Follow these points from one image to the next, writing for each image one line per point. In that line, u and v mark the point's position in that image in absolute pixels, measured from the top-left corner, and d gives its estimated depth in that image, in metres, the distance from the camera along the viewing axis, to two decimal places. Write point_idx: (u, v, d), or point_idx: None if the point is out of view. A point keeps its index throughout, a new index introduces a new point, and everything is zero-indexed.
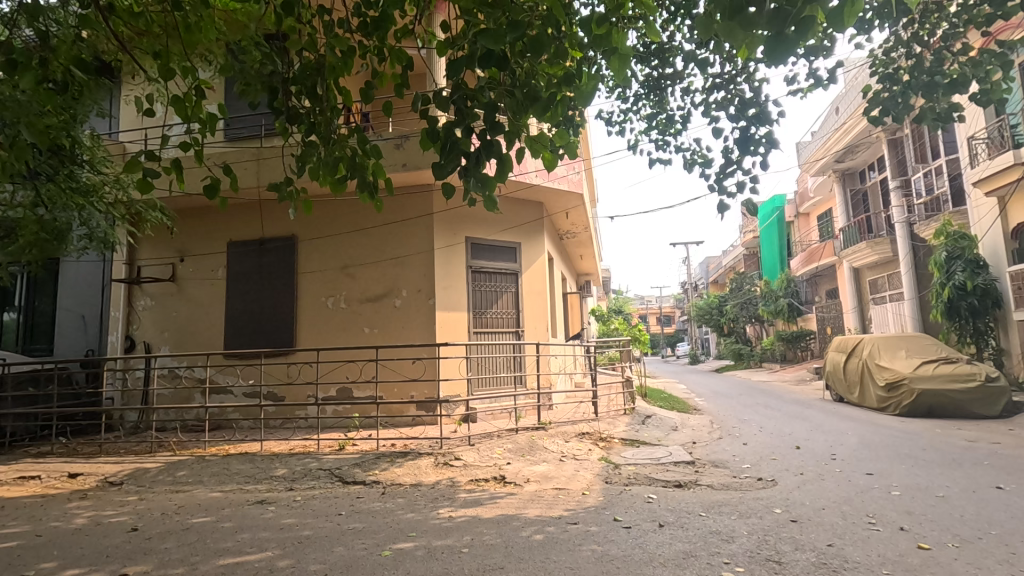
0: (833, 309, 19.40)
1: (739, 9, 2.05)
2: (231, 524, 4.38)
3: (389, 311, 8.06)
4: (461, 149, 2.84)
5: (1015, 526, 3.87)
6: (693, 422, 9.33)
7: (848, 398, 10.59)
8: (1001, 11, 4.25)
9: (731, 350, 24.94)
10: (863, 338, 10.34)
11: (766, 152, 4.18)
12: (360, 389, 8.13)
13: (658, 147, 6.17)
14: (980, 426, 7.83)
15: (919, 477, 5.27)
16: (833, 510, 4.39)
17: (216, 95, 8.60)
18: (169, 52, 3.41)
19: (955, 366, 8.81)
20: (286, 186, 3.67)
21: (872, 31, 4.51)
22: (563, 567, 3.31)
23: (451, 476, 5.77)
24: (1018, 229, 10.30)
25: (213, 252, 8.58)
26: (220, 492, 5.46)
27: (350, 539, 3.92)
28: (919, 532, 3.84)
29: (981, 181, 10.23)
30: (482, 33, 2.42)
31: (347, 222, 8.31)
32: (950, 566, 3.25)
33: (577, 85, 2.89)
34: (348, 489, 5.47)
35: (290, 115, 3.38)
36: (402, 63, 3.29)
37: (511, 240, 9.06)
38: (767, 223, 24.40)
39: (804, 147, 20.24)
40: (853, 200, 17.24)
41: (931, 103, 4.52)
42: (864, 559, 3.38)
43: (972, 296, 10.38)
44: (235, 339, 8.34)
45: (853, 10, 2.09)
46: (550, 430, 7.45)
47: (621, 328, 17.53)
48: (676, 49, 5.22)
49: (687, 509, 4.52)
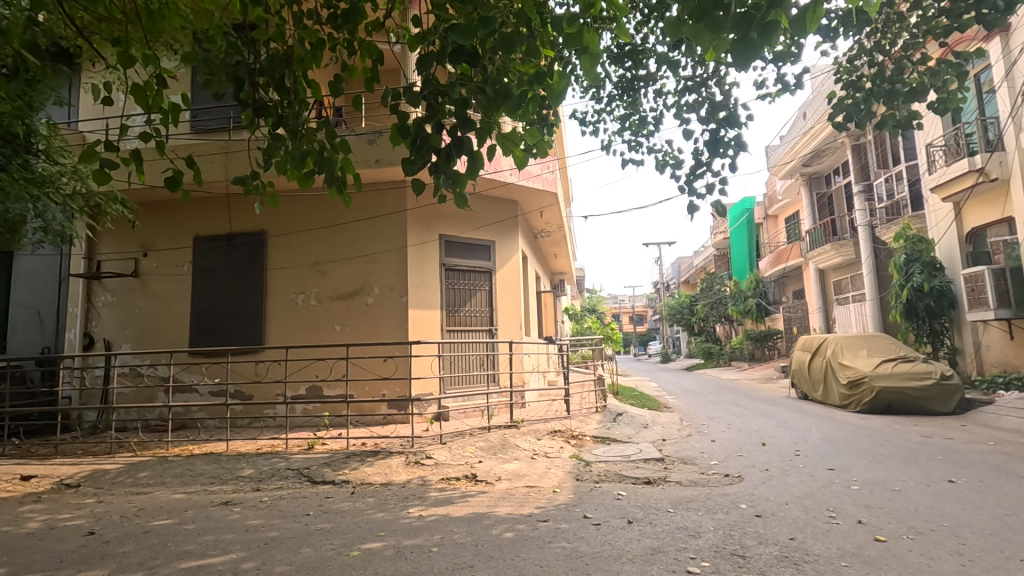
0: (799, 310, 19.94)
1: (706, 11, 2.07)
2: (194, 526, 4.27)
3: (361, 308, 7.96)
4: (431, 145, 2.83)
5: (965, 518, 4.04)
6: (663, 419, 9.47)
7: (812, 395, 10.90)
8: (958, 23, 4.40)
9: (701, 349, 25.37)
10: (827, 338, 10.64)
11: (734, 154, 4.33)
12: (330, 388, 8.03)
13: (631, 148, 6.25)
14: (935, 422, 8.15)
15: (877, 472, 5.46)
16: (795, 504, 4.52)
17: (180, 86, 8.33)
18: (129, 39, 3.28)
19: (912, 365, 9.12)
20: (251, 180, 3.56)
21: (837, 39, 4.66)
22: (533, 565, 3.32)
23: (422, 475, 5.74)
24: (972, 234, 10.72)
25: (178, 246, 8.33)
26: (183, 494, 5.30)
27: (318, 539, 3.86)
28: (876, 524, 3.97)
29: (939, 187, 10.61)
30: (453, 29, 2.39)
31: (318, 217, 8.18)
32: (905, 557, 3.37)
33: (549, 84, 2.90)
34: (317, 489, 5.39)
35: (257, 107, 3.29)
36: (372, 57, 3.22)
37: (485, 238, 9.04)
38: (737, 225, 24.97)
39: (772, 150, 20.75)
40: (818, 204, 17.71)
41: (892, 110, 4.68)
42: (824, 552, 3.48)
43: (929, 298, 10.77)
44: (201, 335, 8.13)
45: (815, 16, 2.13)
46: (522, 428, 7.46)
47: (594, 327, 17.65)
48: (649, 52, 5.29)
49: (656, 506, 4.59)
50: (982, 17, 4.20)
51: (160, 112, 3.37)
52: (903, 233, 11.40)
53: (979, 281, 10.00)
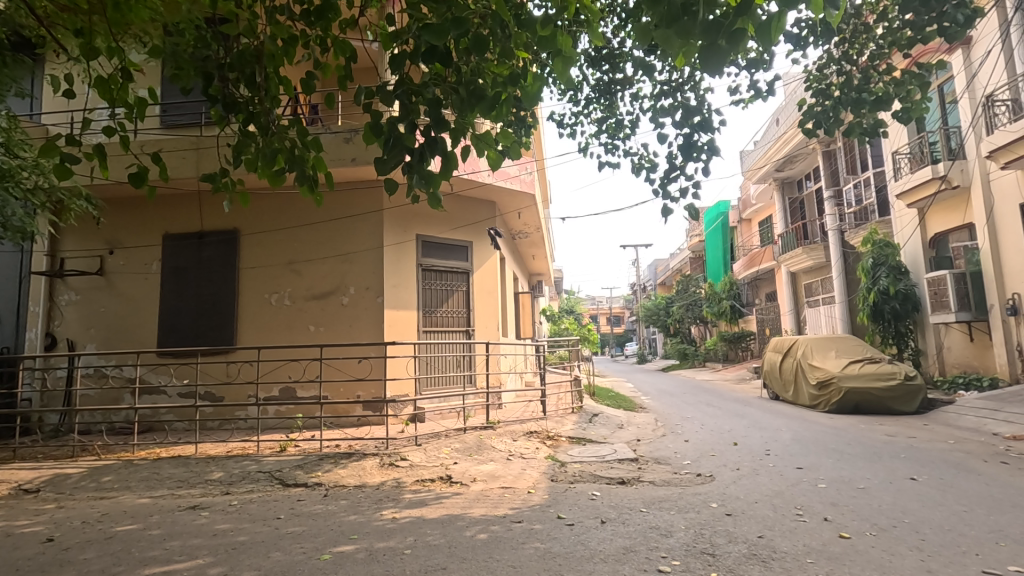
0: (771, 312, 20.37)
1: (676, 17, 2.11)
2: (159, 531, 4.16)
3: (336, 309, 7.87)
4: (405, 145, 2.82)
5: (925, 514, 4.18)
6: (638, 420, 9.58)
7: (782, 396, 11.15)
8: (921, 35, 4.56)
9: (676, 350, 25.75)
10: (798, 339, 10.88)
11: (708, 159, 4.49)
12: (304, 389, 7.92)
13: (607, 151, 6.34)
14: (899, 421, 8.40)
15: (843, 470, 5.60)
16: (765, 503, 4.61)
17: (147, 79, 8.09)
18: (93, 30, 3.18)
19: (878, 365, 9.40)
20: (221, 176, 3.48)
21: (807, 47, 4.79)
22: (506, 566, 3.32)
23: (396, 476, 5.70)
24: (935, 239, 11.09)
25: (146, 244, 8.11)
26: (149, 498, 5.15)
27: (288, 543, 3.80)
28: (841, 522, 4.07)
29: (905, 193, 10.95)
30: (425, 29, 2.38)
31: (292, 216, 8.05)
32: (868, 553, 3.46)
33: (524, 86, 2.91)
34: (288, 491, 5.30)
35: (226, 103, 3.21)
36: (345, 55, 3.17)
37: (462, 239, 9.02)
38: (712, 228, 25.39)
39: (746, 155, 21.16)
40: (790, 208, 18.12)
41: (859, 118, 4.84)
42: (791, 549, 3.56)
43: (894, 301, 11.09)
44: (170, 335, 7.93)
45: (780, 25, 2.17)
46: (498, 429, 7.47)
47: (571, 328, 17.74)
48: (626, 56, 5.35)
49: (629, 505, 4.63)
50: (944, 30, 4.35)
51: (126, 107, 3.27)
52: (871, 238, 11.77)
53: (941, 285, 10.32)
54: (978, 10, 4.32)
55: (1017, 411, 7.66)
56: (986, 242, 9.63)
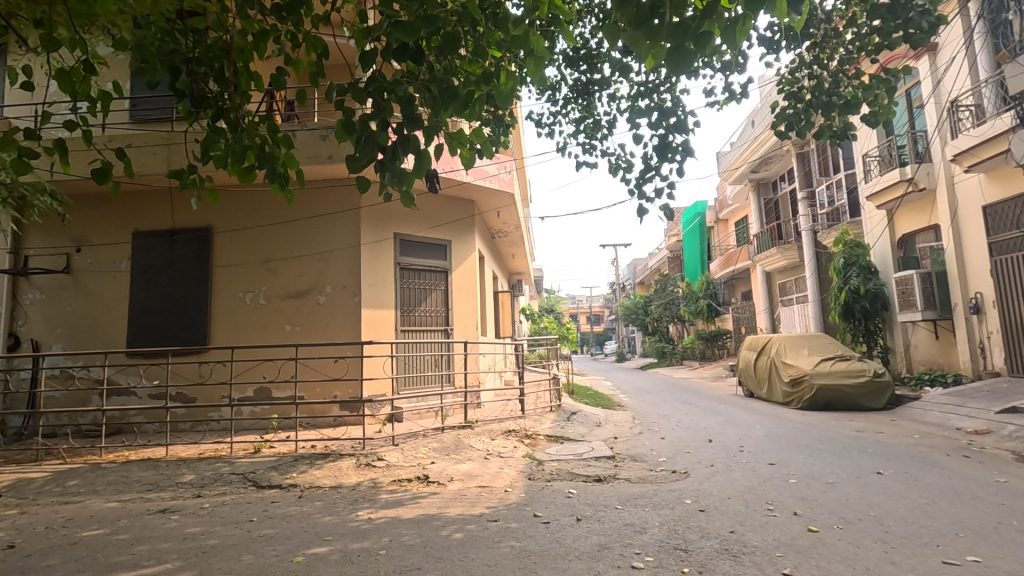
0: (747, 310, 20.71)
1: (644, 19, 2.14)
2: (127, 536, 4.06)
3: (312, 308, 7.77)
4: (377, 142, 2.79)
5: (890, 507, 4.30)
6: (616, 418, 9.65)
7: (757, 393, 11.35)
8: (887, 41, 4.68)
9: (654, 349, 26.01)
10: (772, 338, 11.08)
11: (683, 160, 4.58)
12: (279, 389, 7.81)
13: (584, 151, 6.39)
14: (868, 417, 8.62)
15: (814, 466, 5.73)
16: (737, 498, 4.69)
17: (114, 73, 7.88)
18: (53, 20, 3.08)
19: (848, 363, 9.65)
20: (189, 173, 3.42)
21: (780, 51, 4.88)
22: (481, 565, 3.32)
23: (373, 476, 5.66)
24: (903, 239, 11.41)
25: (115, 242, 7.91)
26: (117, 502, 5.02)
27: (260, 546, 3.74)
28: (810, 516, 4.17)
29: (874, 195, 11.24)
30: (397, 25, 2.38)
31: (267, 213, 7.92)
32: (834, 546, 3.55)
33: (497, 84, 2.92)
34: (262, 493, 5.21)
35: (195, 98, 3.15)
36: (317, 51, 3.12)
37: (440, 237, 8.99)
38: (690, 228, 25.71)
39: (723, 156, 21.45)
40: (765, 208, 18.45)
41: (829, 121, 4.95)
42: (761, 543, 3.62)
43: (865, 300, 11.37)
44: (140, 335, 7.74)
45: (744, 28, 2.20)
46: (476, 428, 7.45)
47: (551, 327, 17.78)
48: (604, 57, 5.39)
49: (604, 503, 4.67)
50: (909, 36, 4.46)
51: (88, 101, 3.19)
52: (842, 239, 12.05)
53: (908, 285, 10.61)
54: (941, 17, 4.43)
55: (978, 406, 7.92)
56: (951, 243, 9.91)
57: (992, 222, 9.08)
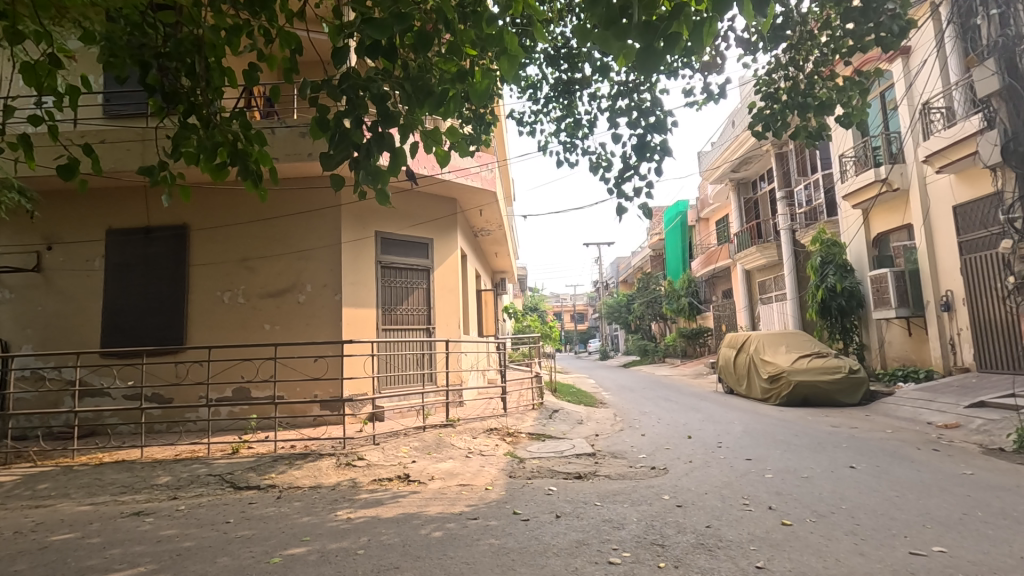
0: (727, 309, 20.98)
1: (613, 20, 2.15)
2: (99, 540, 3.99)
3: (292, 306, 7.69)
4: (351, 140, 2.77)
5: (861, 501, 4.39)
6: (598, 415, 9.71)
7: (736, 390, 11.52)
8: (860, 44, 4.77)
9: (637, 346, 26.24)
10: (751, 335, 11.24)
11: (661, 160, 4.63)
12: (258, 389, 7.72)
13: (565, 150, 6.42)
14: (844, 413, 8.81)
15: (789, 461, 5.83)
16: (714, 494, 4.76)
17: (84, 67, 7.70)
18: (16, 12, 3.00)
19: (825, 360, 9.84)
20: (159, 170, 3.37)
21: (757, 52, 4.96)
22: (460, 563, 3.32)
23: (353, 476, 5.62)
24: (878, 238, 11.66)
25: (88, 240, 7.73)
26: (90, 505, 4.92)
27: (236, 547, 3.71)
28: (784, 510, 4.24)
29: (850, 194, 11.47)
30: (368, 23, 2.37)
31: (246, 210, 7.82)
32: (806, 539, 3.62)
33: (472, 83, 2.93)
34: (240, 494, 5.15)
35: (166, 94, 3.09)
36: (290, 47, 3.08)
37: (422, 235, 8.97)
38: (671, 226, 25.95)
39: (704, 155, 21.67)
40: (745, 208, 18.70)
41: (804, 122, 5.03)
42: (736, 537, 3.68)
43: (841, 298, 11.59)
44: (114, 335, 7.59)
45: (710, 30, 2.23)
46: (458, 427, 7.46)
47: (534, 325, 17.80)
48: (585, 57, 5.41)
49: (583, 499, 4.70)
50: (880, 40, 4.55)
51: (53, 95, 3.11)
52: (819, 238, 12.25)
53: (883, 283, 10.83)
54: (911, 21, 4.52)
55: (948, 400, 8.13)
56: (923, 242, 10.15)
57: (962, 222, 9.30)
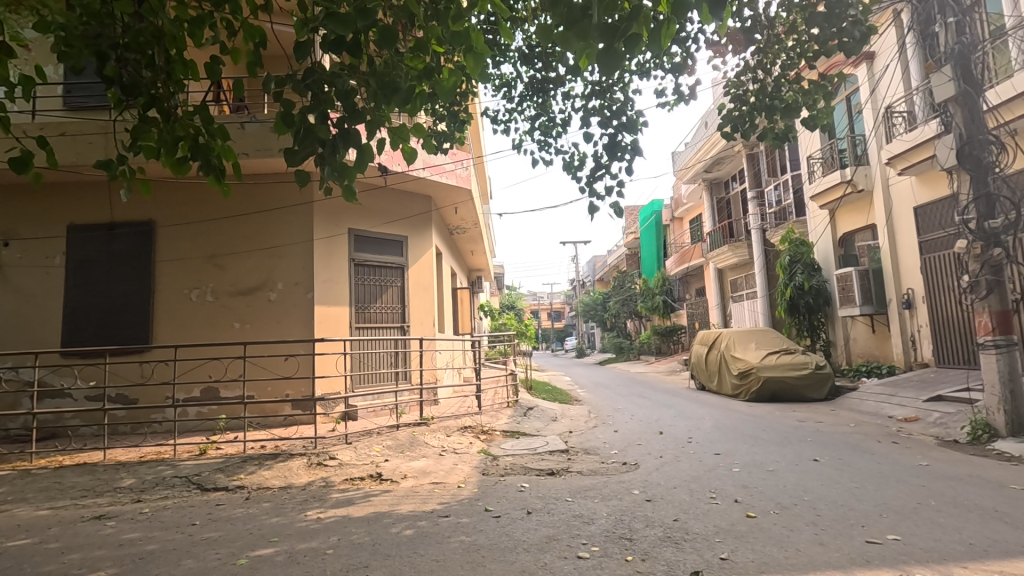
0: (700, 307, 21.33)
1: (577, 19, 2.18)
2: (57, 545, 3.87)
3: (263, 304, 7.57)
4: (316, 136, 2.74)
5: (823, 492, 4.52)
6: (573, 412, 9.79)
7: (708, 386, 11.73)
8: (824, 48, 4.90)
9: (613, 344, 26.52)
10: (722, 332, 11.46)
11: (631, 159, 4.69)
12: (227, 389, 7.59)
13: (539, 149, 6.45)
14: (810, 408, 9.04)
15: (756, 455, 5.97)
16: (682, 488, 4.85)
17: (43, 57, 7.44)
18: None
19: (792, 356, 10.10)
20: (119, 165, 3.30)
21: (726, 55, 5.06)
22: (430, 561, 3.32)
23: (324, 476, 5.56)
24: (844, 238, 12.00)
25: (47, 236, 7.46)
26: (48, 509, 4.75)
27: (201, 549, 3.64)
28: (749, 502, 4.35)
29: (818, 195, 11.77)
30: (331, 18, 2.35)
31: (214, 207, 7.66)
32: (770, 530, 3.72)
33: (440, 81, 2.95)
34: (207, 496, 5.04)
35: (125, 86, 3.02)
36: (255, 41, 3.03)
37: (396, 233, 8.90)
38: (646, 225, 26.24)
39: (678, 155, 21.96)
40: (718, 207, 19.05)
41: (772, 124, 5.15)
42: (702, 530, 3.76)
43: (808, 296, 11.90)
44: (76, 334, 7.36)
45: (669, 32, 2.28)
46: (432, 425, 7.44)
47: (511, 323, 17.81)
48: (558, 56, 5.44)
49: (555, 495, 4.74)
50: (843, 45, 4.66)
51: (5, 85, 3.00)
52: (788, 237, 12.54)
53: (848, 282, 11.12)
54: (872, 28, 4.64)
55: (908, 395, 8.42)
56: (886, 242, 10.48)
57: (923, 222, 9.61)
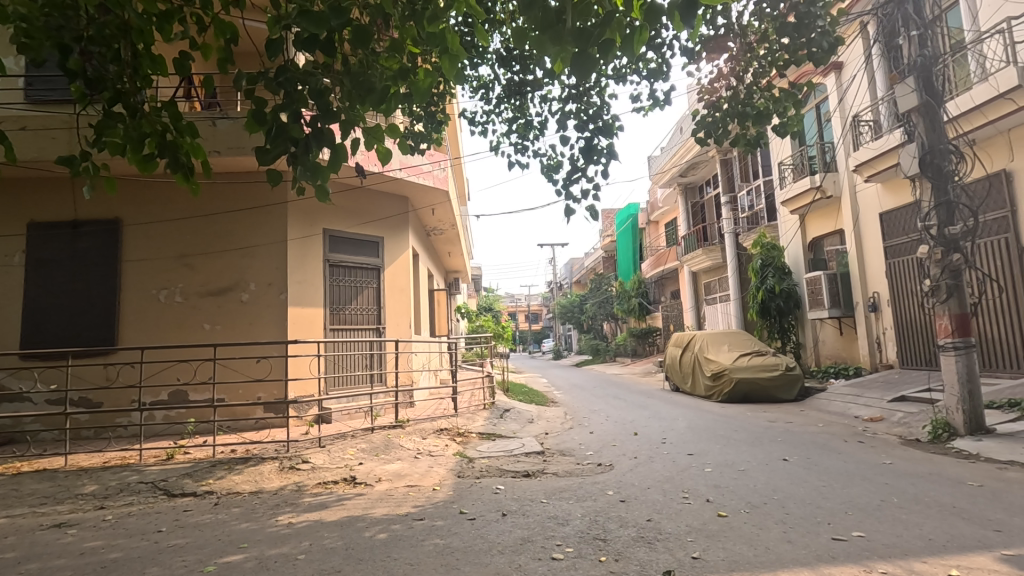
0: (674, 309, 21.63)
1: (551, 23, 2.22)
2: (14, 555, 3.72)
3: (234, 305, 7.41)
4: (289, 135, 2.71)
5: (792, 491, 4.62)
6: (549, 414, 9.81)
7: (682, 387, 11.89)
8: (794, 57, 5.02)
9: (590, 346, 26.70)
10: (695, 335, 11.62)
11: (607, 163, 4.73)
12: (196, 391, 7.42)
13: (517, 151, 6.46)
14: (781, 408, 9.24)
15: (728, 455, 6.07)
16: (656, 488, 4.90)
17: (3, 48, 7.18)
18: None
19: (764, 358, 10.30)
20: (81, 161, 3.19)
21: (699, 61, 5.14)
22: (403, 564, 3.30)
23: (297, 480, 5.46)
24: (813, 243, 12.31)
25: (6, 233, 7.19)
26: (4, 518, 4.57)
27: (167, 557, 3.54)
28: (720, 502, 4.42)
29: (789, 201, 12.04)
30: (303, 16, 2.33)
31: (184, 205, 7.47)
32: (740, 529, 3.79)
33: (415, 81, 2.93)
34: (174, 502, 4.91)
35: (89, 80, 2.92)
36: (225, 36, 2.97)
37: (372, 234, 8.82)
38: (623, 228, 26.50)
39: (654, 160, 22.23)
40: (692, 211, 19.36)
41: (744, 130, 5.25)
42: (674, 530, 3.81)
43: (779, 299, 12.17)
44: (36, 335, 7.10)
45: (640, 38, 2.31)
46: (407, 427, 7.38)
47: (488, 325, 17.77)
48: (536, 59, 5.46)
49: (530, 497, 4.75)
50: (811, 55, 4.75)
51: None
52: (760, 241, 12.80)
53: (817, 285, 11.40)
54: (839, 39, 4.76)
55: (874, 395, 8.66)
56: (853, 247, 10.78)
57: (887, 228, 9.92)
